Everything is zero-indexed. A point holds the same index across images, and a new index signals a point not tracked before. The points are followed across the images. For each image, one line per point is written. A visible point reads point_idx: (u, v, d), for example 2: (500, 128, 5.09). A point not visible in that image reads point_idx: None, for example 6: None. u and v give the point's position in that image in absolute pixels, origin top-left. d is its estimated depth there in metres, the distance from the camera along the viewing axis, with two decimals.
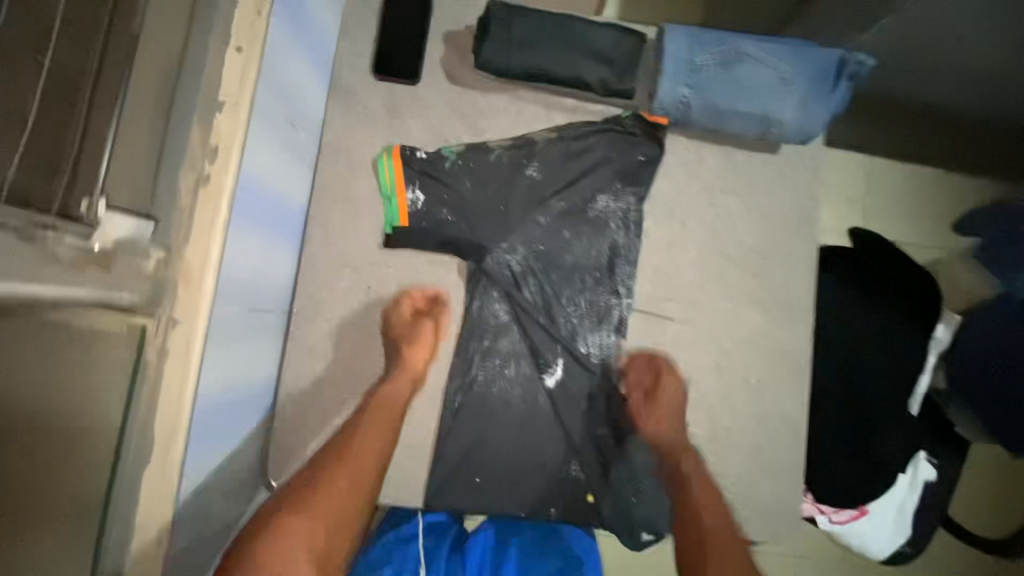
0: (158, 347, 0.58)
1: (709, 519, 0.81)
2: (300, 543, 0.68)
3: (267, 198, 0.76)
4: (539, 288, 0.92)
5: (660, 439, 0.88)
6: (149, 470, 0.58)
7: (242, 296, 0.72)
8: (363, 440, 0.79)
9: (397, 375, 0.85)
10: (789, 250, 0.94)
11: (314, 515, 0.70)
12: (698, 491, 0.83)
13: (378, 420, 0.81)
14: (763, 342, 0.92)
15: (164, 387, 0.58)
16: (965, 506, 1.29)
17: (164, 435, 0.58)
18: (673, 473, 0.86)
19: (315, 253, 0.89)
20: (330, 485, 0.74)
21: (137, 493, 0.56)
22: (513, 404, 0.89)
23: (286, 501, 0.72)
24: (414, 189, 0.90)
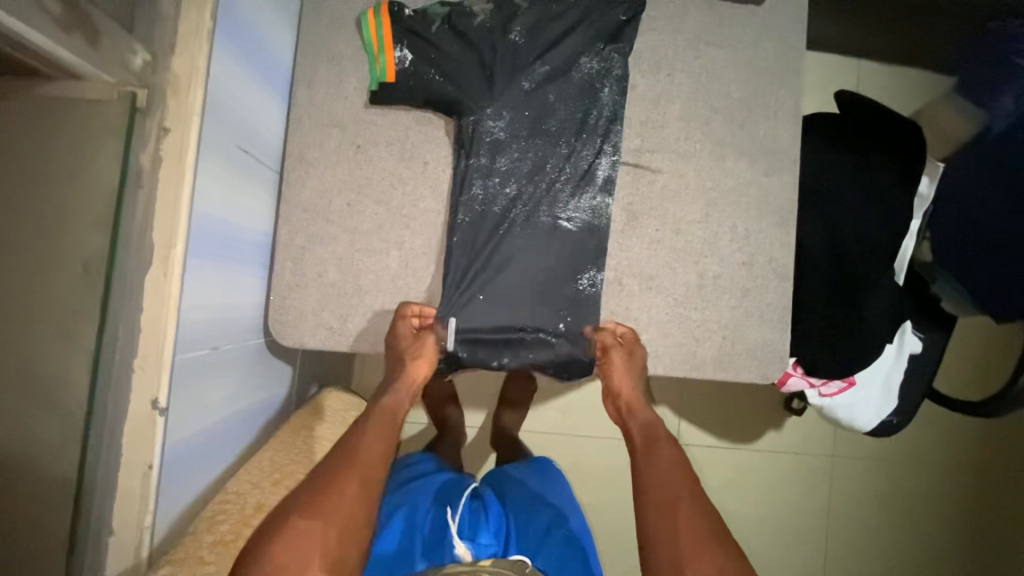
0: (148, 132, 0.60)
1: (664, 462, 0.82)
2: (315, 544, 0.65)
3: (246, 40, 0.77)
4: (524, 151, 0.91)
5: (635, 403, 0.91)
6: (151, 270, 0.60)
7: (229, 131, 0.74)
8: (368, 437, 0.78)
9: (397, 395, 0.86)
10: (774, 100, 0.96)
11: (324, 515, 0.68)
12: (668, 446, 0.84)
13: (380, 426, 0.81)
14: (749, 190, 0.95)
15: (161, 185, 0.60)
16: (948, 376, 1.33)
17: (161, 236, 0.60)
18: (642, 429, 0.88)
19: (303, 112, 0.89)
20: (339, 478, 0.72)
21: (139, 280, 0.60)
22: (500, 265, 0.90)
23: (294, 504, 0.69)
24: (401, 48, 0.88)
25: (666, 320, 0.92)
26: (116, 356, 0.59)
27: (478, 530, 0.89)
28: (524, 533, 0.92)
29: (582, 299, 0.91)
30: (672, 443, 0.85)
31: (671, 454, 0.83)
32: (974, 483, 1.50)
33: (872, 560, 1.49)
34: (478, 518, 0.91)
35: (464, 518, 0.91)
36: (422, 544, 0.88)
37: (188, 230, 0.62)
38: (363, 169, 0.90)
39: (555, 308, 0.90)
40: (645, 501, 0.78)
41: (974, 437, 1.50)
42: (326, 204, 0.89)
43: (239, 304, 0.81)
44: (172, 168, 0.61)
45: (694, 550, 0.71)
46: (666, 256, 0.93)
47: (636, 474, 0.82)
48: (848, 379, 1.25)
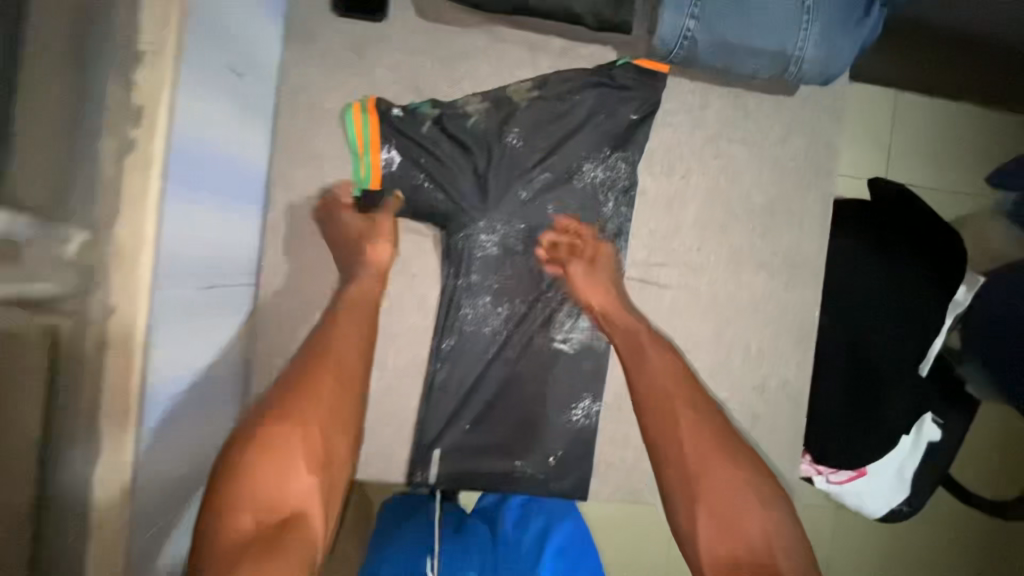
0: (90, 354, 0.47)
1: (659, 369, 0.71)
2: (296, 454, 0.60)
3: (214, 167, 0.66)
4: (519, 266, 0.84)
5: (612, 310, 0.79)
6: (97, 527, 0.48)
7: (195, 272, 0.66)
8: (342, 343, 0.71)
9: (366, 282, 0.77)
10: (801, 206, 0.86)
11: (300, 429, 0.61)
12: (658, 354, 0.73)
13: (352, 317, 0.74)
14: (766, 306, 0.86)
15: (106, 414, 0.48)
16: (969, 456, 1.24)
17: (109, 471, 0.48)
18: (627, 336, 0.76)
19: (280, 220, 0.83)
20: (311, 380, 0.66)
21: (80, 543, 0.47)
22: (488, 388, 0.85)
23: (268, 410, 0.63)
24: (388, 148, 0.82)
25: None
26: None
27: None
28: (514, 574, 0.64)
29: (576, 430, 0.85)
30: (662, 350, 0.74)
31: (654, 359, 0.72)
32: None
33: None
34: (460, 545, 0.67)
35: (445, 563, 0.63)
36: None
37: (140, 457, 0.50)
38: None
39: (545, 439, 0.85)
40: (653, 451, 0.66)
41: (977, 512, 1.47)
42: (307, 319, 0.84)
43: (212, 443, 0.70)
44: (119, 363, 0.49)
45: (713, 486, 0.61)
46: None
47: (630, 386, 0.71)
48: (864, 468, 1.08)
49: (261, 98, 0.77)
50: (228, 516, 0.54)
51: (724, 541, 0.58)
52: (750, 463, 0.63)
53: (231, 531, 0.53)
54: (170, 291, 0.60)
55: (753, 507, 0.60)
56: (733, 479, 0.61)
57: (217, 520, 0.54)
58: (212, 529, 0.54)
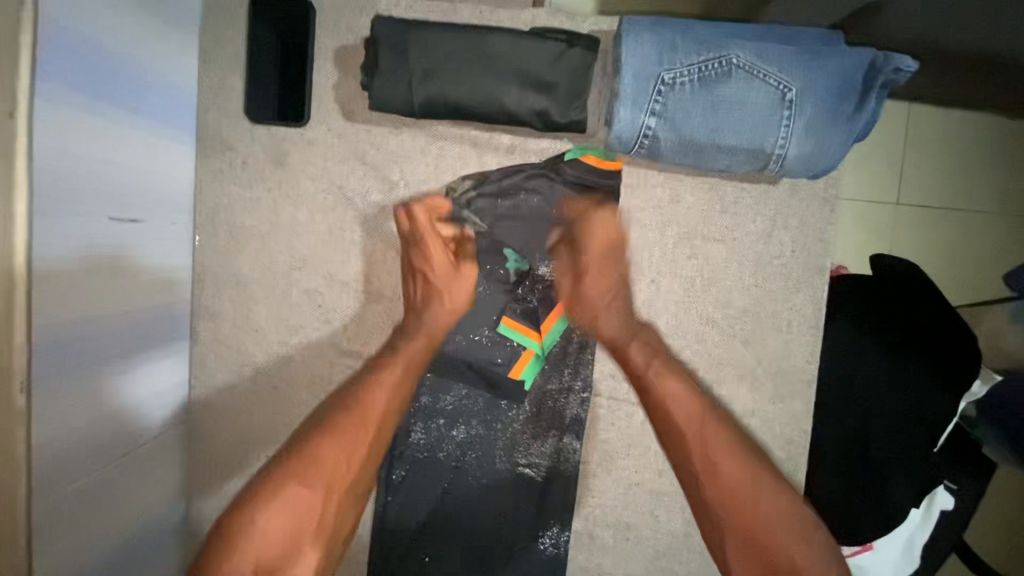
0: None
1: (679, 394, 0.64)
2: (303, 510, 0.57)
3: (108, 329, 0.59)
4: (474, 387, 0.77)
5: (619, 330, 0.70)
6: None
7: (103, 451, 0.60)
8: (382, 396, 0.65)
9: (423, 327, 0.70)
10: (787, 308, 0.77)
11: (320, 473, 0.59)
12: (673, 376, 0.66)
13: (394, 377, 0.67)
14: (749, 419, 0.78)
15: None
16: (1002, 492, 1.16)
17: None
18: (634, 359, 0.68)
19: (207, 350, 0.76)
20: (332, 429, 0.62)
21: None
22: (446, 518, 0.77)
23: (282, 460, 0.60)
24: (321, 269, 0.75)
25: (646, 574, 0.79)
26: None
27: None
28: None
29: (546, 561, 0.78)
30: (676, 373, 0.67)
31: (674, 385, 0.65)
32: None
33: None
34: None
35: None
36: None
37: None
38: (283, 416, 0.77)
39: (510, 573, 0.77)
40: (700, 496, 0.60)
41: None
42: (244, 453, 0.77)
43: (135, 554, 0.67)
44: None
45: (766, 519, 0.57)
46: (647, 502, 0.78)
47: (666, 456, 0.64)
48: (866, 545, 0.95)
49: (168, 228, 0.69)
50: (236, 547, 0.53)
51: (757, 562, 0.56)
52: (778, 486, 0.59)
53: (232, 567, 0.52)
54: (64, 495, 0.54)
55: (791, 524, 0.57)
56: (767, 492, 0.58)
57: (225, 553, 0.53)
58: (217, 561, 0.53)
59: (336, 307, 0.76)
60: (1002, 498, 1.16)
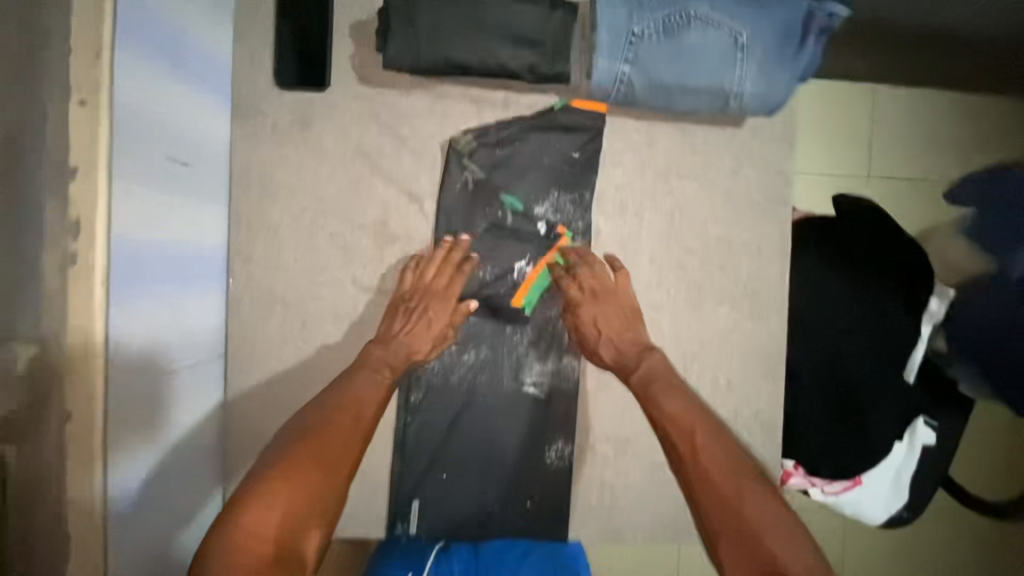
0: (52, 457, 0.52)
1: (676, 403, 0.67)
2: (298, 500, 0.56)
3: (162, 253, 0.68)
4: (481, 316, 0.85)
5: (624, 351, 0.78)
6: None
7: (156, 364, 0.67)
8: (368, 397, 0.70)
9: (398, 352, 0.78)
10: (759, 237, 0.86)
11: (320, 466, 0.60)
12: (669, 394, 0.69)
13: (367, 383, 0.72)
14: (730, 337, 0.86)
15: (71, 505, 0.53)
16: (983, 429, 1.22)
17: (77, 552, 0.53)
18: (641, 381, 0.73)
19: (242, 292, 0.85)
20: (329, 428, 0.64)
21: None
22: (461, 436, 0.86)
23: (268, 467, 0.59)
24: (342, 217, 0.85)
25: (644, 483, 0.87)
26: None
27: None
28: None
29: (552, 471, 0.86)
30: (677, 394, 0.69)
31: (671, 402, 0.68)
32: None
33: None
34: None
35: None
36: None
37: (105, 525, 0.55)
38: (311, 350, 0.86)
39: (521, 482, 0.86)
40: (702, 497, 0.59)
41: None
42: (277, 386, 0.86)
43: (183, 467, 0.74)
44: (76, 465, 0.53)
45: (761, 518, 0.55)
46: (642, 416, 0.86)
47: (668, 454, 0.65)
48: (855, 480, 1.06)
49: (207, 175, 0.78)
50: (244, 516, 0.53)
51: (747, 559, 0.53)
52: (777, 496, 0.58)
53: (246, 531, 0.52)
54: (126, 394, 0.60)
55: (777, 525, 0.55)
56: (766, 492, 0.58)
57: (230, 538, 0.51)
58: (220, 550, 0.50)
59: (356, 249, 0.85)
60: (983, 434, 1.22)
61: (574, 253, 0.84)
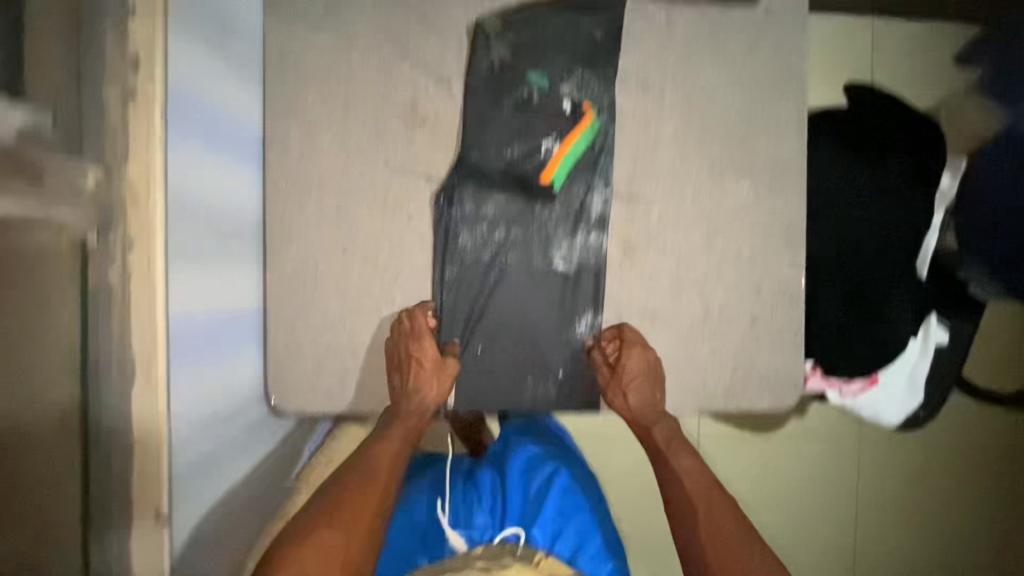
0: (120, 276, 0.59)
1: (688, 466, 0.81)
2: (334, 548, 0.67)
3: (212, 119, 0.73)
4: (511, 195, 0.88)
5: (638, 412, 0.87)
6: (136, 400, 0.61)
7: (209, 221, 0.72)
8: (387, 455, 0.79)
9: (414, 416, 0.84)
10: (777, 112, 0.87)
11: (350, 520, 0.70)
12: (679, 454, 0.82)
13: (391, 444, 0.80)
14: (752, 209, 0.88)
15: (137, 318, 0.61)
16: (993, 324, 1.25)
17: (144, 361, 0.61)
18: (649, 440, 0.85)
19: (277, 178, 0.85)
20: (359, 491, 0.73)
21: (128, 403, 0.60)
22: (495, 313, 0.89)
23: (304, 520, 0.69)
24: (368, 101, 0.85)
25: (671, 355, 0.90)
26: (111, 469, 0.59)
27: (472, 512, 0.86)
28: (523, 511, 0.87)
29: (583, 342, 0.90)
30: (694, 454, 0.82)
31: (687, 461, 0.81)
32: None
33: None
34: (471, 499, 0.87)
35: (457, 504, 0.87)
36: (419, 541, 0.84)
37: (167, 339, 0.63)
38: (345, 233, 0.87)
39: (553, 356, 0.90)
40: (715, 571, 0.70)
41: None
42: (314, 269, 0.86)
43: (230, 335, 0.77)
44: (145, 283, 0.61)
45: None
46: (669, 289, 0.89)
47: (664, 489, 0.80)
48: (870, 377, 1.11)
49: (244, 56, 0.80)
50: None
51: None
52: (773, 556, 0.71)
53: None
54: (182, 234, 0.66)
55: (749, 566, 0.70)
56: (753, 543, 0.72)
57: None
58: None
59: (388, 133, 0.86)
60: (994, 330, 1.25)
61: (615, 332, 0.89)
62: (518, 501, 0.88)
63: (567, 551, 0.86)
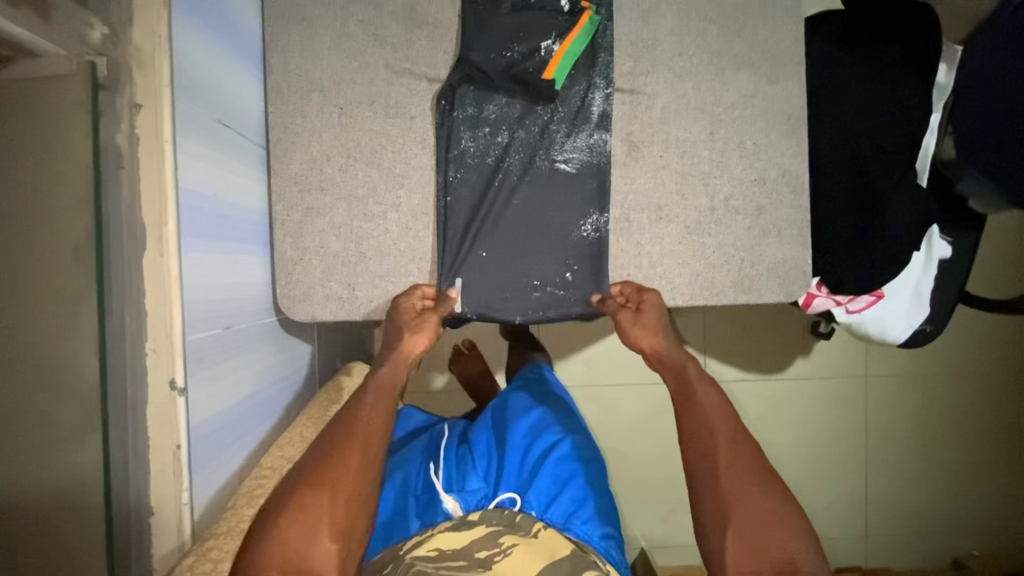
0: (128, 137, 0.59)
1: (705, 404, 0.73)
2: (323, 517, 0.59)
3: (211, 7, 0.73)
4: (512, 95, 0.88)
5: (662, 350, 0.82)
6: (147, 261, 0.59)
7: (212, 108, 0.72)
8: (371, 411, 0.70)
9: (390, 365, 0.78)
10: (773, 3, 0.89)
11: (336, 484, 0.61)
12: (704, 392, 0.75)
13: (378, 400, 0.73)
14: (752, 100, 0.89)
15: (144, 179, 0.59)
16: (992, 235, 1.27)
17: (154, 223, 0.60)
18: (676, 377, 0.78)
19: (279, 82, 0.85)
20: (346, 449, 0.65)
21: (137, 261, 0.59)
22: (500, 218, 0.88)
23: (296, 481, 0.62)
24: (367, 2, 0.85)
25: (680, 250, 0.89)
26: (116, 331, 0.58)
27: (465, 479, 0.88)
28: (513, 478, 0.89)
29: (591, 243, 0.89)
30: (712, 389, 0.75)
31: (708, 398, 0.74)
32: (989, 380, 1.55)
33: (896, 472, 1.57)
34: (465, 465, 0.92)
35: (450, 471, 0.91)
36: (415, 504, 0.88)
37: (176, 205, 0.61)
38: (346, 137, 0.86)
39: (561, 258, 0.89)
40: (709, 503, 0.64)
41: (989, 339, 1.54)
42: (318, 174, 0.86)
43: (235, 230, 0.77)
44: (151, 144, 0.59)
45: (752, 516, 0.62)
46: (674, 182, 0.89)
47: (677, 424, 0.74)
48: (876, 292, 1.10)
49: None
50: (255, 550, 0.56)
51: (755, 557, 0.59)
52: (788, 503, 0.63)
53: (255, 563, 0.55)
54: (187, 108, 0.65)
55: (767, 506, 0.62)
56: (764, 482, 0.64)
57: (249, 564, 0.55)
58: None
59: (388, 35, 0.86)
60: (995, 241, 1.27)
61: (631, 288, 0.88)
62: (513, 470, 0.91)
63: (559, 517, 0.83)
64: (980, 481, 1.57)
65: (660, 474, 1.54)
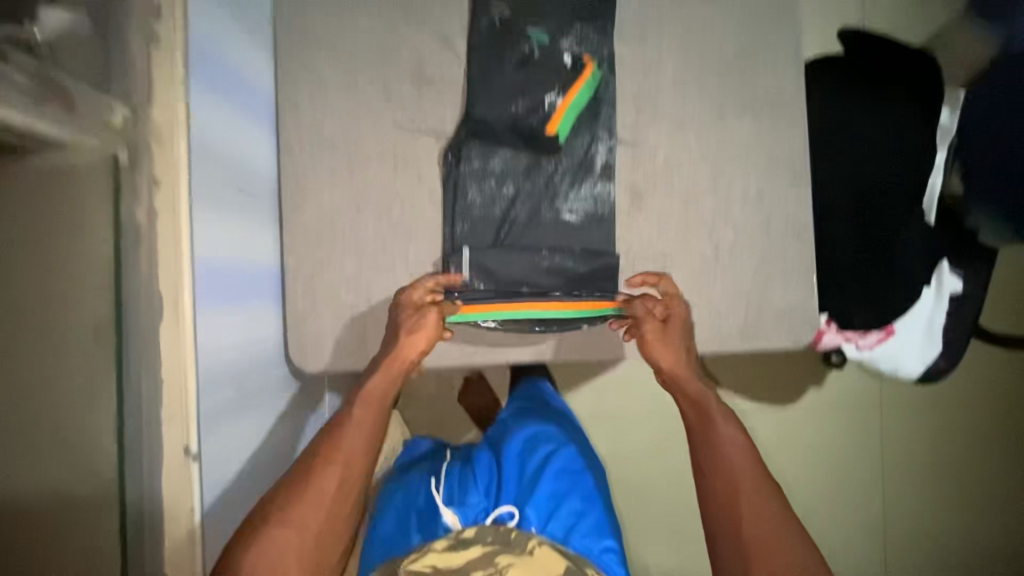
0: (147, 215, 0.61)
1: (724, 443, 0.77)
2: (290, 552, 0.67)
3: (226, 77, 0.76)
4: (518, 149, 0.90)
5: (681, 370, 0.85)
6: (164, 332, 0.62)
7: (230, 177, 0.76)
8: (351, 438, 0.76)
9: (380, 378, 0.81)
10: (773, 55, 0.90)
11: (304, 518, 0.69)
12: (725, 425, 0.79)
13: (361, 426, 0.78)
14: (755, 149, 0.90)
15: (161, 252, 0.62)
16: (1002, 269, 1.26)
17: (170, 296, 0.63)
18: (695, 405, 0.83)
19: (291, 141, 0.88)
20: (317, 486, 0.71)
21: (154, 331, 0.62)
22: (509, 265, 0.88)
23: (268, 513, 0.68)
24: (376, 62, 0.88)
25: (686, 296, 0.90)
26: (134, 403, 0.60)
27: (465, 492, 0.87)
28: (514, 488, 0.88)
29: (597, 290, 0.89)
30: (730, 421, 0.80)
31: (727, 432, 0.78)
32: (1003, 409, 1.53)
33: (915, 505, 1.54)
34: (466, 480, 0.89)
35: (453, 486, 0.89)
36: (417, 520, 0.86)
37: (191, 278, 0.65)
38: (356, 192, 0.88)
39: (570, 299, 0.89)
40: (730, 550, 0.70)
41: (1004, 369, 1.51)
42: (330, 227, 0.88)
43: (249, 288, 0.80)
44: (167, 220, 0.63)
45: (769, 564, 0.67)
46: (678, 230, 0.90)
47: (694, 459, 0.79)
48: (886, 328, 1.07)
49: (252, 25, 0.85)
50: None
51: None
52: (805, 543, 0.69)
53: None
54: (204, 181, 0.69)
55: (788, 556, 0.68)
56: (780, 528, 0.70)
57: None
58: None
59: (396, 92, 0.88)
60: (1005, 274, 1.25)
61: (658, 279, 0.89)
62: (513, 482, 0.89)
63: (558, 531, 0.84)
64: (1001, 512, 1.53)
65: (672, 508, 1.53)
